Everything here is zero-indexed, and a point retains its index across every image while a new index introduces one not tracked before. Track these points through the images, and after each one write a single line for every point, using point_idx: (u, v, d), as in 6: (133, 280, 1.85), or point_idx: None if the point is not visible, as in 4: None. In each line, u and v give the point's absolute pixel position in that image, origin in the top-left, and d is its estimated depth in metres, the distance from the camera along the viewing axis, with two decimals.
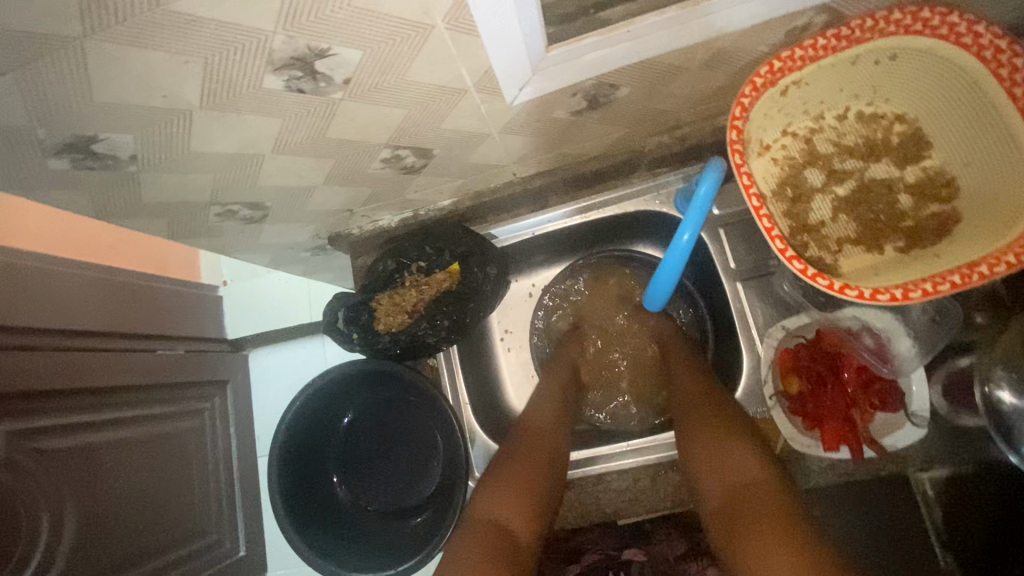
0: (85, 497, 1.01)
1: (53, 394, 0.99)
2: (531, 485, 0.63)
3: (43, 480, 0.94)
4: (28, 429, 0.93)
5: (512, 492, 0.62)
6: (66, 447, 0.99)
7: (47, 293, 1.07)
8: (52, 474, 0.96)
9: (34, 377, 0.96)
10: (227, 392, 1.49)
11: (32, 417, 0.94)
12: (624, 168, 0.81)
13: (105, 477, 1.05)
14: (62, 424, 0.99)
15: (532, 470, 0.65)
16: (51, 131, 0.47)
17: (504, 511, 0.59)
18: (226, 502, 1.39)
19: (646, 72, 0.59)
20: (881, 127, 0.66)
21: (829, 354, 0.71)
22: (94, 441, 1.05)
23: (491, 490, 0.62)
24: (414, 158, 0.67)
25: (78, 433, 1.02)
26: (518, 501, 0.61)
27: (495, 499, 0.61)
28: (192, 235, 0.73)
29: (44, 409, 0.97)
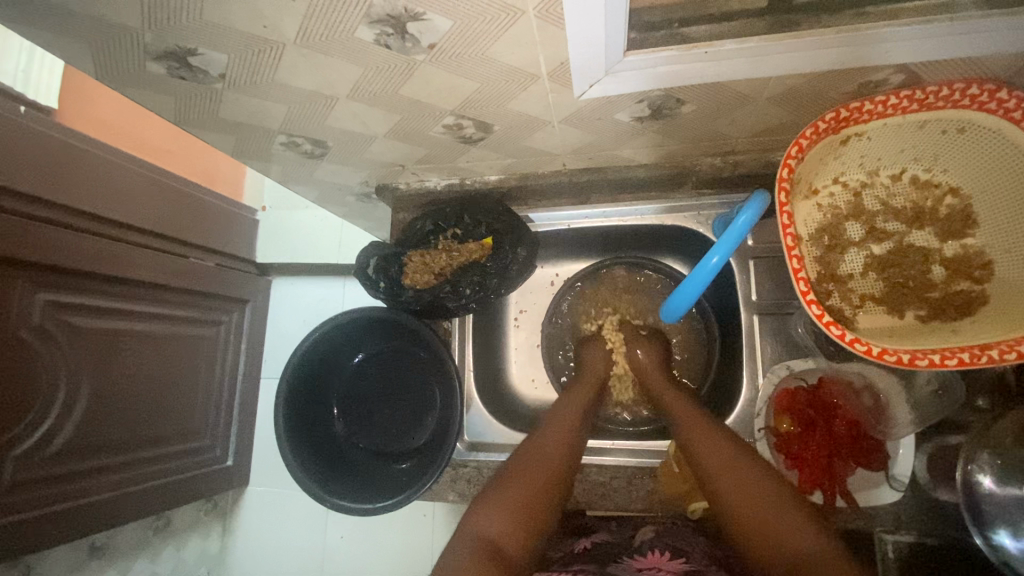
0: (102, 375, 1.08)
1: (91, 276, 1.07)
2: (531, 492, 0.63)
3: (68, 351, 1.01)
4: (63, 303, 1.00)
5: (507, 503, 0.61)
6: (93, 327, 1.06)
7: (102, 181, 1.13)
8: (76, 348, 1.03)
9: (78, 258, 1.02)
10: (245, 310, 1.56)
11: (69, 292, 1.02)
12: (671, 182, 0.83)
13: (123, 363, 1.13)
14: (93, 306, 1.07)
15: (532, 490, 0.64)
16: (157, 37, 0.51)
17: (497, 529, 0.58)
18: (224, 411, 1.46)
19: (715, 93, 0.60)
20: (933, 196, 0.66)
21: (826, 403, 0.72)
22: (116, 327, 1.11)
23: (485, 504, 0.62)
24: (474, 130, 0.70)
25: (104, 317, 1.09)
26: (505, 515, 0.60)
27: (484, 515, 0.60)
28: (254, 156, 0.78)
29: (81, 288, 1.04)
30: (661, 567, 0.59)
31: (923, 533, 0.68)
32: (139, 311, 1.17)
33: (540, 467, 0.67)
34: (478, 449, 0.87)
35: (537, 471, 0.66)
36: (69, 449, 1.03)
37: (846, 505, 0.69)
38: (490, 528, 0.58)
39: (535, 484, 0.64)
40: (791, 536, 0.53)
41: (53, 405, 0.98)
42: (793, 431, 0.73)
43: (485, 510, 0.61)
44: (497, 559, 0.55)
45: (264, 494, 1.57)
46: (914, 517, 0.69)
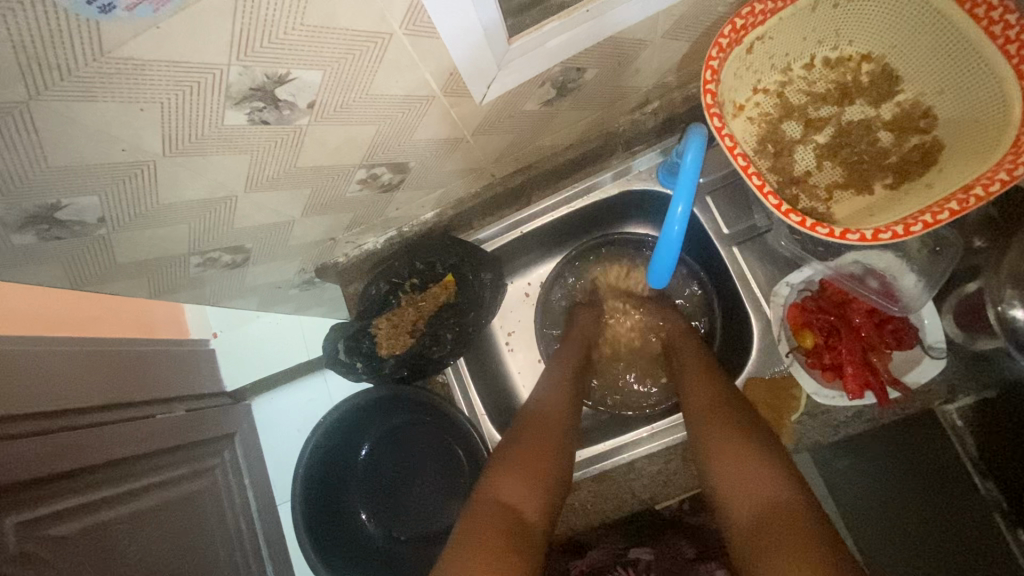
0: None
1: (50, 481, 0.94)
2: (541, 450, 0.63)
3: (60, 566, 0.88)
4: (35, 518, 0.88)
5: (518, 470, 0.60)
6: (78, 529, 0.94)
7: (33, 374, 1.03)
8: (69, 559, 0.90)
9: (30, 466, 0.91)
10: (236, 444, 1.47)
11: (36, 506, 0.89)
12: (601, 152, 0.81)
13: (126, 553, 1.00)
14: (67, 509, 0.94)
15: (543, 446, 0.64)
16: (10, 205, 0.44)
17: (511, 493, 0.58)
18: (254, 558, 1.36)
19: (611, 50, 0.58)
20: (850, 70, 0.65)
21: (838, 301, 0.72)
22: (104, 520, 1.00)
23: (495, 474, 0.60)
24: (391, 174, 0.65)
25: (87, 514, 0.97)
26: (522, 481, 0.59)
27: (499, 482, 0.59)
28: (175, 290, 0.71)
29: (46, 495, 0.92)
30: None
31: (982, 389, 0.66)
32: (122, 492, 1.06)
33: (547, 431, 0.66)
34: None
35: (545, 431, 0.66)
36: None
37: (900, 394, 0.67)
38: (508, 496, 0.57)
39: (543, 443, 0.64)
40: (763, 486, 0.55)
41: None
42: (820, 343, 0.71)
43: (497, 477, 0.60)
44: (516, 526, 0.54)
45: None
46: (966, 378, 0.66)
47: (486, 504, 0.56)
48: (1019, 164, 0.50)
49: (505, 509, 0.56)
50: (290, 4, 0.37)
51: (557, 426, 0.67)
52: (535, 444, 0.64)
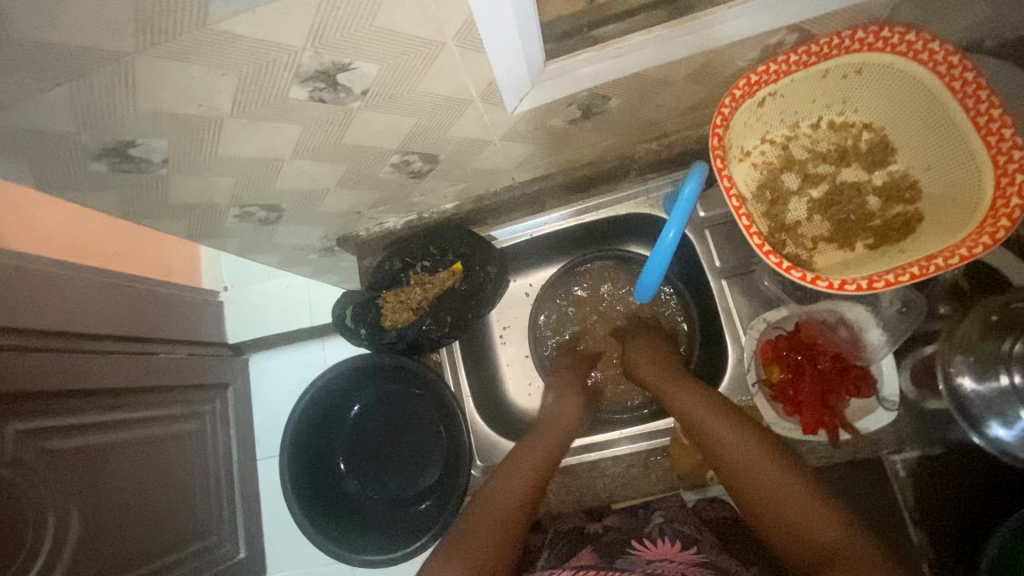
0: (91, 497, 1.03)
1: (53, 397, 1.02)
2: (495, 529, 0.61)
3: (48, 479, 0.97)
4: (35, 429, 0.97)
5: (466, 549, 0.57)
6: (70, 447, 1.02)
7: (57, 295, 1.11)
8: (56, 473, 0.98)
9: (39, 379, 0.99)
10: (227, 395, 1.55)
11: (38, 417, 0.98)
12: (616, 173, 0.87)
13: (110, 477, 1.09)
14: (65, 426, 1.03)
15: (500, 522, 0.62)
16: (94, 136, 0.51)
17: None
18: (226, 505, 1.44)
19: (636, 84, 0.64)
20: (851, 135, 0.72)
21: (808, 343, 0.76)
22: (96, 443, 1.08)
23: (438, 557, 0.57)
24: (422, 163, 0.72)
25: (80, 435, 1.05)
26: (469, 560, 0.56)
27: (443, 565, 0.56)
28: (210, 235, 0.78)
29: (47, 409, 1.00)
30: (673, 558, 0.62)
31: (927, 446, 0.71)
32: (117, 419, 1.14)
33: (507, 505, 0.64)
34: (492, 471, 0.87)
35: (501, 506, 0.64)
36: None
37: (850, 437, 0.72)
38: None
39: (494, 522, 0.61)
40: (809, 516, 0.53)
41: (42, 542, 0.93)
42: (785, 378, 0.76)
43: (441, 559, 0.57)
44: None
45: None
46: (916, 434, 0.71)
47: None
48: (1000, 229, 0.56)
49: None
50: (365, 9, 0.44)
51: (517, 506, 0.64)
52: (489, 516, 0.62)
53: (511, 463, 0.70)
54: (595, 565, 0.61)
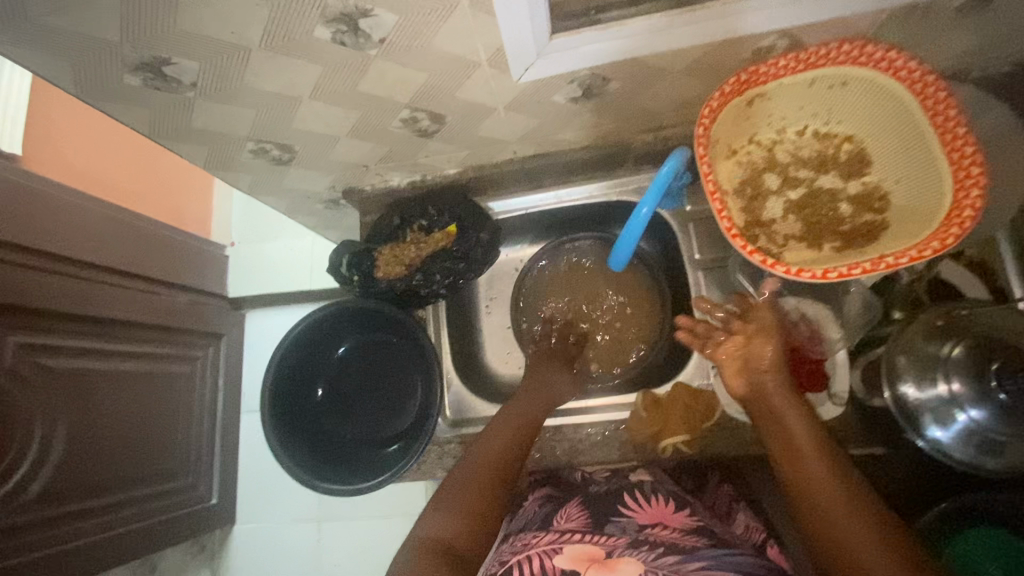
0: (79, 416, 1.21)
1: (58, 321, 1.18)
2: (478, 498, 0.68)
3: (42, 393, 1.13)
4: (34, 347, 1.12)
5: (451, 513, 0.66)
6: (63, 368, 1.18)
7: (62, 227, 1.21)
8: (49, 390, 1.15)
9: (42, 300, 1.14)
10: (220, 345, 1.68)
11: (39, 336, 1.14)
12: (613, 160, 0.92)
13: (99, 402, 1.26)
14: (65, 349, 1.19)
15: (482, 490, 0.69)
16: (134, 49, 0.57)
17: (438, 528, 0.65)
18: (205, 450, 1.61)
19: (635, 69, 0.69)
20: (833, 145, 0.76)
21: None
22: (91, 369, 1.24)
23: (434, 516, 0.66)
24: (429, 122, 0.77)
25: (78, 359, 1.22)
26: (459, 522, 0.65)
27: (437, 521, 0.65)
28: (225, 167, 0.83)
29: (49, 330, 1.16)
30: (666, 518, 0.66)
31: (873, 446, 0.76)
32: (108, 350, 1.29)
33: (485, 472, 0.71)
34: (460, 425, 0.92)
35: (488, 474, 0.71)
36: (49, 492, 1.15)
37: None
38: (439, 535, 0.63)
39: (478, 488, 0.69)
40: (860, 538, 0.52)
41: (31, 445, 1.11)
42: None
43: (439, 517, 0.66)
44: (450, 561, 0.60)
45: (253, 528, 1.72)
46: (861, 434, 0.76)
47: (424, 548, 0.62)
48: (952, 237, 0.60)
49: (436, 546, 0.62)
50: None
51: (501, 476, 0.72)
52: (474, 485, 0.69)
53: (496, 432, 0.77)
54: (583, 526, 0.66)
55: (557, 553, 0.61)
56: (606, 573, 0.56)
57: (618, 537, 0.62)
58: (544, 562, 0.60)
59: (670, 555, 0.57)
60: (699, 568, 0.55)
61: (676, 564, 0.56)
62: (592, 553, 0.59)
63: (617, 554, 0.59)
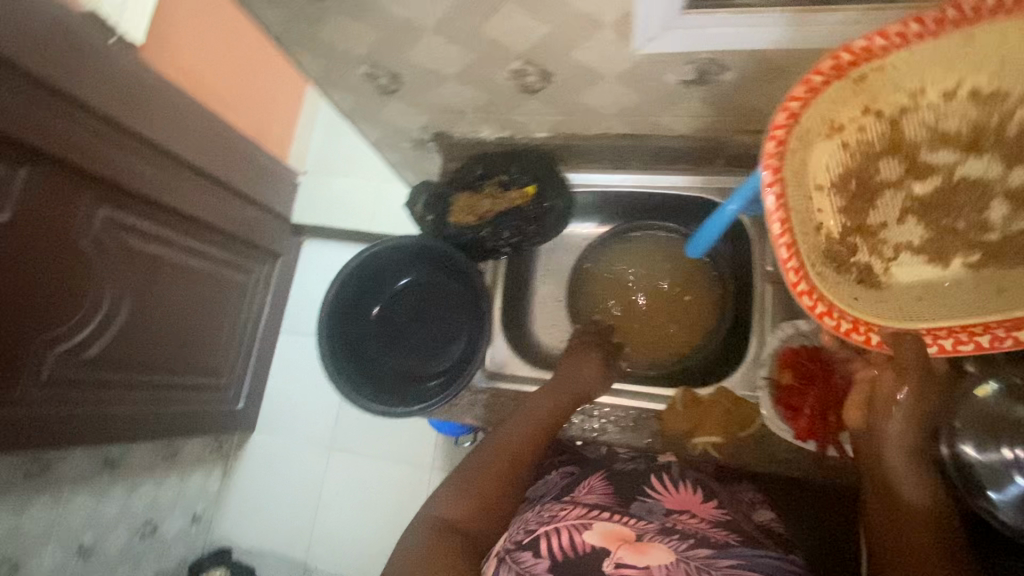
0: (144, 295, 1.31)
1: (143, 203, 1.28)
2: (494, 476, 0.70)
3: (117, 265, 1.23)
4: (119, 222, 1.22)
5: (467, 491, 0.68)
6: (138, 247, 1.28)
7: (157, 120, 1.29)
8: (124, 264, 1.24)
9: (133, 181, 1.24)
10: (275, 264, 1.77)
11: (125, 213, 1.24)
12: (704, 156, 0.91)
13: (163, 288, 1.36)
14: (144, 231, 1.28)
15: (498, 468, 0.71)
16: None
17: (457, 511, 0.66)
18: (243, 355, 1.72)
19: (756, 63, 0.68)
20: (995, 111, 0.54)
21: (828, 359, 0.78)
22: (163, 255, 1.34)
23: (444, 492, 0.69)
24: (536, 78, 0.78)
25: (153, 243, 1.31)
26: (472, 502, 0.67)
27: (448, 499, 0.67)
28: (333, 84, 0.87)
29: (135, 211, 1.26)
30: (696, 509, 0.65)
31: None
32: (178, 244, 1.38)
33: (503, 454, 0.73)
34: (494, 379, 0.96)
35: (505, 455, 0.73)
36: (104, 358, 1.26)
37: (837, 454, 0.75)
38: (455, 515, 0.65)
39: (493, 469, 0.71)
40: (906, 523, 0.60)
41: (98, 310, 1.21)
42: (794, 384, 0.78)
43: (451, 491, 0.69)
44: (457, 538, 0.62)
45: (268, 440, 1.82)
46: None
47: (430, 522, 0.65)
48: None
49: (447, 523, 0.64)
50: None
51: (518, 459, 0.74)
52: (491, 463, 0.72)
53: (522, 415, 0.80)
54: (608, 505, 0.66)
55: (587, 528, 0.60)
56: (638, 555, 0.56)
57: (646, 521, 0.62)
58: (570, 536, 0.59)
59: (700, 546, 0.57)
60: (730, 565, 0.55)
61: (707, 558, 0.56)
62: (622, 533, 0.60)
63: (648, 538, 0.59)
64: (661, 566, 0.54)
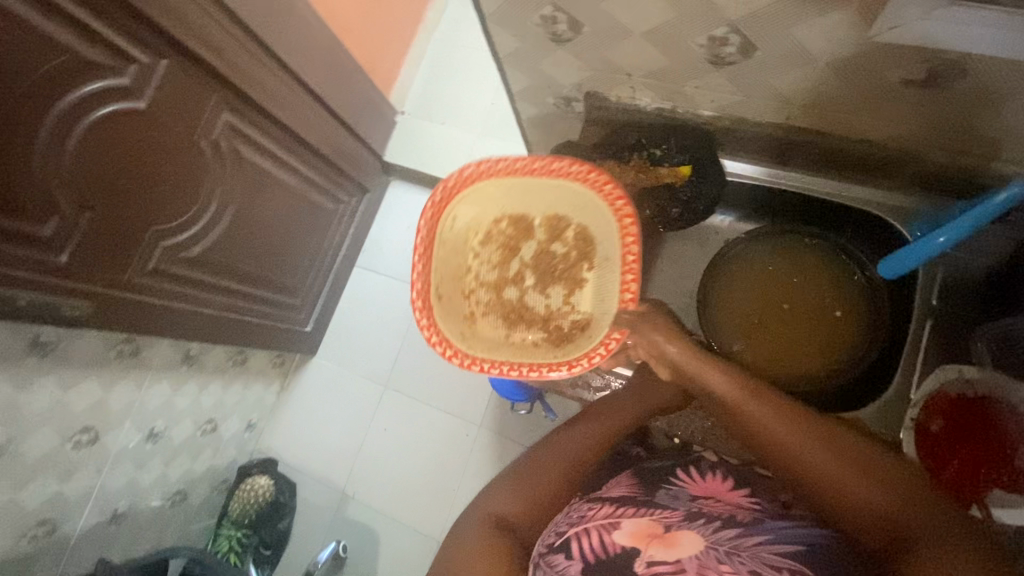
0: (249, 205, 1.32)
1: (263, 114, 1.28)
2: (549, 480, 0.77)
3: (231, 171, 1.24)
4: (241, 129, 1.22)
5: (521, 489, 0.75)
6: (252, 158, 1.28)
7: (290, 34, 1.27)
8: (237, 172, 1.26)
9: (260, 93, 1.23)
10: (363, 198, 1.77)
11: (247, 122, 1.24)
12: (883, 168, 0.83)
13: (266, 202, 1.37)
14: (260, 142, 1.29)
15: (553, 474, 0.77)
16: None
17: (507, 506, 0.73)
18: (320, 278, 1.73)
19: (1009, 74, 0.60)
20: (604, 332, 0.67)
21: (984, 416, 0.75)
22: (272, 170, 1.35)
23: (499, 486, 0.76)
24: (733, 51, 0.72)
25: (265, 156, 1.32)
26: (521, 501, 0.74)
27: (502, 495, 0.75)
28: (504, 23, 0.82)
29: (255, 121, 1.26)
30: (721, 495, 0.68)
31: None
32: (286, 161, 1.38)
33: (561, 461, 0.78)
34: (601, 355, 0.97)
35: (561, 461, 0.78)
36: (202, 259, 1.28)
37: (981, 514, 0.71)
38: (503, 510, 0.73)
39: (548, 477, 0.77)
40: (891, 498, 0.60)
41: (208, 210, 1.22)
42: (940, 432, 0.76)
43: (506, 490, 0.75)
44: (503, 531, 0.71)
45: (327, 367, 1.85)
46: None
47: (486, 515, 0.72)
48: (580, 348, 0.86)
49: (500, 520, 0.72)
50: None
51: (572, 466, 0.78)
52: (549, 467, 0.77)
53: (587, 423, 0.83)
54: (636, 497, 0.68)
55: (615, 527, 0.62)
56: (667, 548, 0.58)
57: (673, 509, 0.65)
58: (602, 537, 0.61)
59: (728, 528, 0.60)
60: (761, 544, 0.58)
61: (735, 540, 0.58)
62: (650, 527, 0.62)
63: (675, 528, 0.61)
64: (695, 556, 0.56)
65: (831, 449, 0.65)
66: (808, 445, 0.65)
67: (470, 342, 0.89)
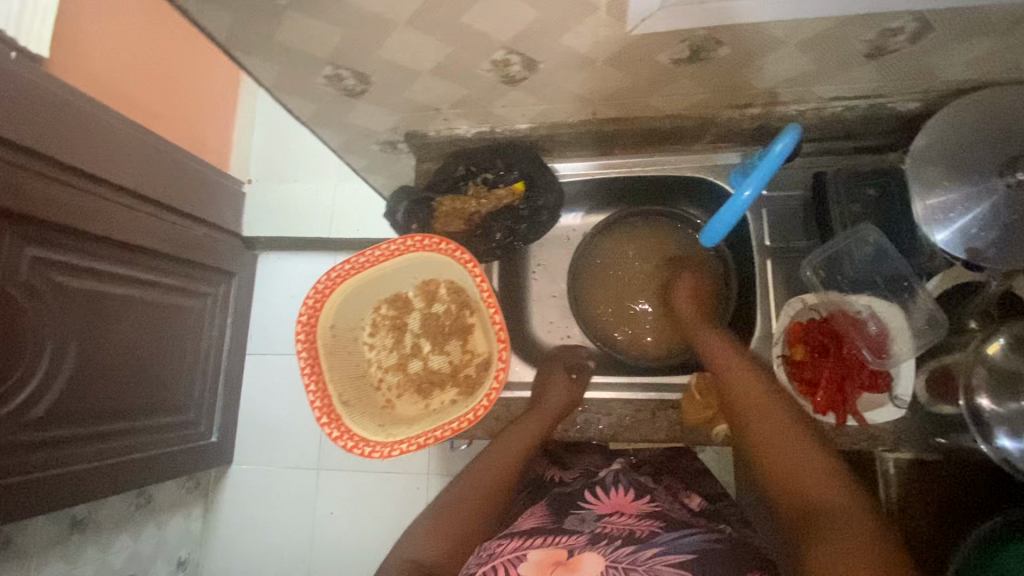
0: (91, 337, 1.17)
1: (72, 237, 1.12)
2: (462, 518, 0.71)
3: (54, 309, 1.08)
4: (51, 261, 1.07)
5: (435, 533, 0.69)
6: (76, 287, 1.13)
7: (73, 143, 1.14)
8: (63, 308, 1.10)
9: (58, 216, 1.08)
10: (232, 283, 1.63)
11: (55, 252, 1.08)
12: (691, 134, 0.89)
13: (113, 328, 1.22)
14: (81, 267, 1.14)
15: (463, 509, 0.72)
16: None
17: (420, 551, 0.66)
18: (208, 382, 1.58)
19: (753, 37, 0.65)
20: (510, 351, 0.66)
21: (837, 332, 0.81)
22: (108, 291, 1.20)
23: (411, 537, 0.69)
24: (520, 68, 0.73)
25: (93, 278, 1.17)
26: (436, 542, 0.67)
27: (415, 544, 0.67)
28: (290, 90, 0.77)
29: (64, 247, 1.11)
30: (625, 508, 0.74)
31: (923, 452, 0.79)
32: (121, 276, 1.24)
33: (468, 497, 0.74)
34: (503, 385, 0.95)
35: (469, 496, 0.74)
36: (51, 416, 1.11)
37: (857, 424, 0.78)
38: (418, 555, 0.66)
39: (459, 521, 0.70)
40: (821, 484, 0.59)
41: (40, 359, 1.06)
42: (807, 358, 0.81)
43: (424, 537, 0.68)
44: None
45: (249, 469, 1.69)
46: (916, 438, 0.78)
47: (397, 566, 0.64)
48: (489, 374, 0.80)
49: (413, 567, 0.64)
50: None
51: (487, 498, 0.74)
52: (459, 505, 0.72)
53: (494, 452, 0.80)
54: (544, 526, 0.71)
55: (522, 560, 0.63)
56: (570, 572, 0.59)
57: (578, 532, 0.68)
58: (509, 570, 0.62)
59: (627, 544, 0.63)
60: (655, 554, 0.61)
61: (633, 554, 0.61)
62: (558, 554, 0.63)
63: (578, 552, 0.63)
64: None
65: (785, 429, 0.66)
66: (781, 433, 0.66)
67: (388, 429, 0.82)
